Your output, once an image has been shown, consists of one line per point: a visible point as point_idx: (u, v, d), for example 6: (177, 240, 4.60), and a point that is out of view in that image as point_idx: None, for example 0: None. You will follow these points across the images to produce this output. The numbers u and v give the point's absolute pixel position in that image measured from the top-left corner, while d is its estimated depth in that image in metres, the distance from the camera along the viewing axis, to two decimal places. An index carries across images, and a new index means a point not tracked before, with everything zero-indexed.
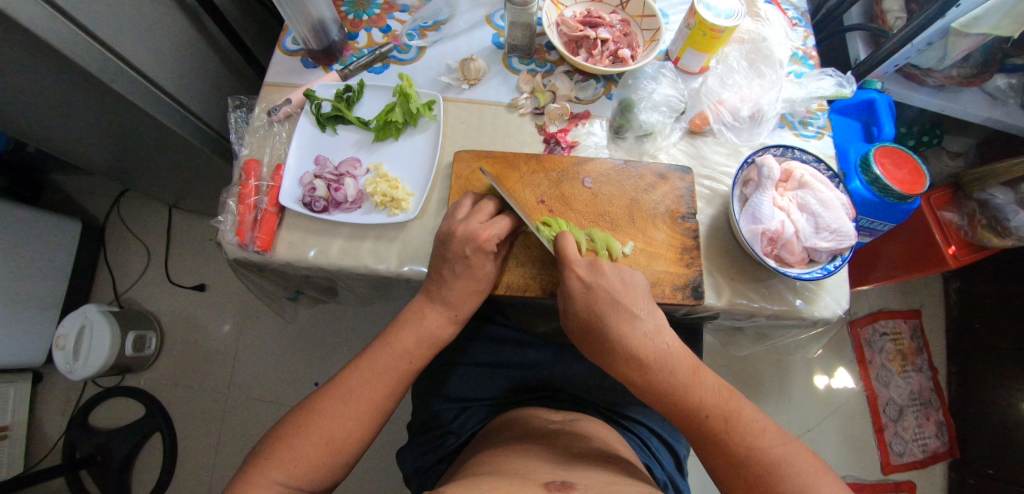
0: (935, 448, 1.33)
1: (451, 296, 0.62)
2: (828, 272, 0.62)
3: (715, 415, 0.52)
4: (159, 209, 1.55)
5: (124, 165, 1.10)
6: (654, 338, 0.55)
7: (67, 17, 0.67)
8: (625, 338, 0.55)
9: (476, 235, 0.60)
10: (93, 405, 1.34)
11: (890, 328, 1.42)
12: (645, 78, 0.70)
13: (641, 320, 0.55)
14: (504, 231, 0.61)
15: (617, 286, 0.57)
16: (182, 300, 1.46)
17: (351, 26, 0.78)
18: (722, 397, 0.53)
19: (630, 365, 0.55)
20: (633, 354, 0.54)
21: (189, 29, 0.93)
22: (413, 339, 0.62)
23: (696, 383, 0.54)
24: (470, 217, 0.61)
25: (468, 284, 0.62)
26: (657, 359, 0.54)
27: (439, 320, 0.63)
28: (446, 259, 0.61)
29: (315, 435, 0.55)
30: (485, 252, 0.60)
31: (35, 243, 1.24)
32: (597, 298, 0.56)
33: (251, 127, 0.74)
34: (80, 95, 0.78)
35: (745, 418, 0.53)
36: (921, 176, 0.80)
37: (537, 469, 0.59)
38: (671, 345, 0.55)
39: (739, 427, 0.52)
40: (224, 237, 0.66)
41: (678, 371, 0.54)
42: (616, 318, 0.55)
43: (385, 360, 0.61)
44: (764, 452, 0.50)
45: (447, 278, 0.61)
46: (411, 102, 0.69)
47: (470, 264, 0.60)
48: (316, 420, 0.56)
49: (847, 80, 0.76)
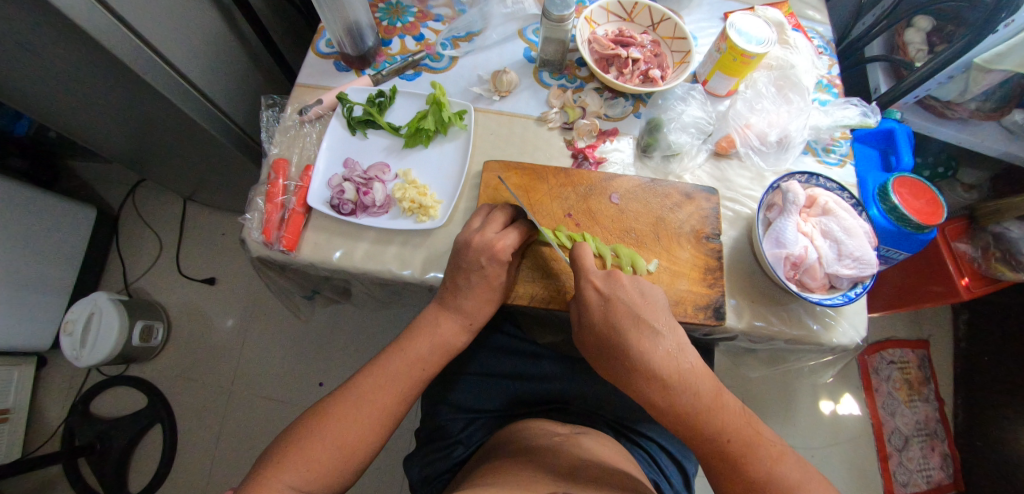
0: (939, 480, 1.32)
1: (465, 304, 0.62)
2: (848, 299, 0.62)
3: (736, 439, 0.53)
4: (174, 201, 1.57)
5: (142, 154, 1.11)
6: (678, 360, 0.55)
7: (103, 5, 0.69)
8: (648, 356, 0.54)
9: (492, 245, 0.60)
10: (96, 394, 1.34)
11: (898, 357, 1.41)
12: (675, 100, 0.72)
13: (662, 338, 0.55)
14: (517, 240, 0.61)
15: (636, 300, 0.57)
16: (191, 293, 1.46)
17: (385, 32, 0.79)
18: (742, 420, 0.54)
19: (652, 384, 0.54)
20: (658, 374, 0.54)
21: (221, 25, 0.95)
22: (426, 346, 0.62)
23: (719, 405, 0.54)
24: (486, 227, 0.61)
25: (484, 293, 0.62)
26: (679, 379, 0.54)
27: (453, 327, 0.63)
28: (461, 268, 0.61)
29: (327, 440, 0.55)
30: (500, 261, 0.61)
31: (47, 227, 1.25)
32: (619, 313, 0.56)
33: (281, 126, 0.75)
34: (111, 82, 0.80)
35: (764, 442, 0.54)
36: (939, 207, 0.82)
37: (539, 480, 0.59)
38: (693, 365, 0.55)
39: (758, 452, 0.53)
40: (249, 234, 0.67)
41: (701, 393, 0.54)
42: (639, 336, 0.55)
43: (398, 366, 0.61)
44: (784, 478, 0.51)
45: (461, 287, 0.62)
46: (443, 111, 0.70)
47: (486, 275, 0.61)
48: (329, 424, 0.56)
49: (872, 110, 0.77)
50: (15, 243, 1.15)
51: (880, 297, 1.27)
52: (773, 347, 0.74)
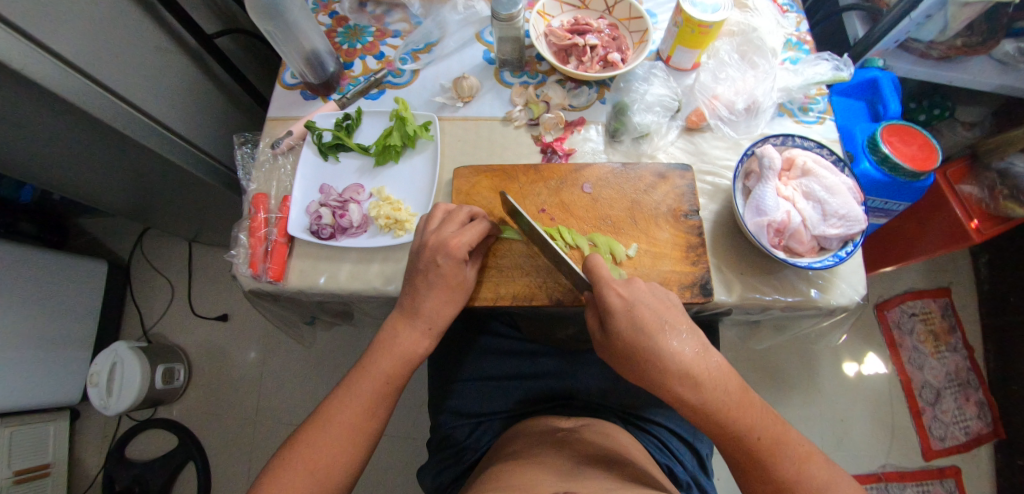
0: (978, 430, 1.27)
1: (424, 306, 0.61)
2: (840, 259, 0.61)
3: (765, 437, 0.53)
4: (180, 244, 1.60)
5: (140, 205, 1.14)
6: (705, 359, 0.53)
7: (78, 71, 0.71)
8: (678, 358, 0.52)
9: (447, 242, 0.60)
10: (129, 439, 1.38)
11: (919, 308, 1.37)
12: (637, 80, 0.71)
13: (687, 337, 0.53)
14: (475, 237, 0.60)
15: (658, 304, 0.55)
16: (206, 332, 1.49)
17: (346, 55, 0.80)
18: (769, 420, 0.54)
19: (685, 384, 0.52)
20: (691, 375, 0.52)
21: (193, 71, 0.96)
22: (390, 361, 0.61)
23: (748, 403, 0.54)
24: (442, 226, 0.61)
25: (444, 294, 0.61)
26: (711, 379, 0.53)
27: (413, 336, 0.61)
28: (418, 269, 0.60)
29: (299, 468, 0.55)
30: (458, 259, 0.60)
31: (63, 287, 1.29)
32: (643, 317, 0.53)
33: (256, 162, 0.76)
34: (97, 143, 0.82)
35: (792, 442, 0.54)
36: (932, 152, 0.80)
37: (540, 481, 0.57)
38: (720, 363, 0.54)
39: (785, 451, 0.53)
40: (238, 270, 0.69)
41: (731, 390, 0.53)
42: (667, 338, 0.53)
43: (365, 385, 0.60)
44: (811, 476, 0.52)
45: (420, 288, 0.60)
46: (408, 125, 0.70)
47: (444, 273, 0.60)
48: (301, 452, 0.56)
49: (845, 63, 0.75)
50: (34, 307, 1.19)
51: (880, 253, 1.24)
52: (773, 316, 0.72)
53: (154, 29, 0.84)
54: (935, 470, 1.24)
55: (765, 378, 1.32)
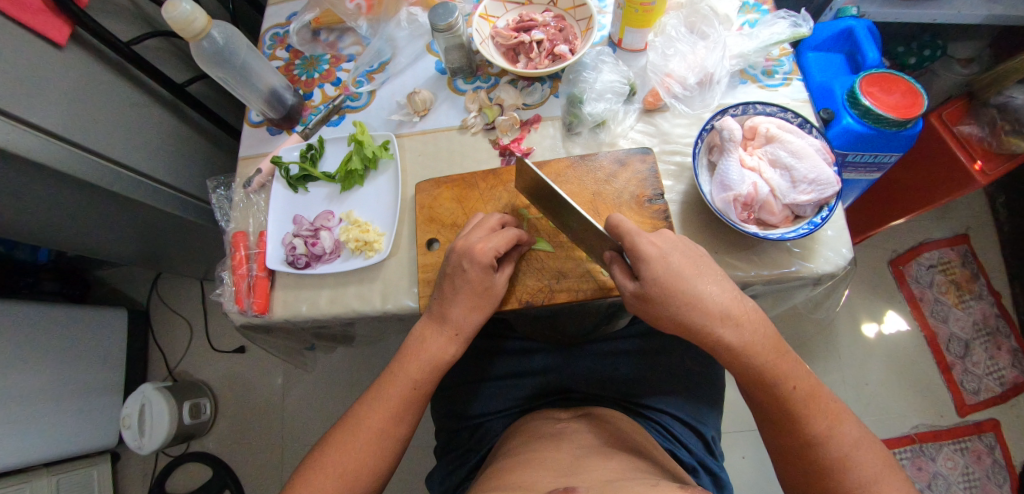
0: (1014, 379, 1.21)
1: (452, 313, 0.60)
2: (815, 226, 0.59)
3: (802, 388, 0.52)
4: (192, 283, 1.64)
5: (146, 253, 1.17)
6: (743, 304, 0.53)
7: (60, 138, 0.73)
8: (717, 302, 0.52)
9: (474, 248, 0.59)
10: (167, 475, 1.43)
11: (936, 259, 1.32)
12: (586, 70, 0.70)
13: (722, 284, 0.54)
14: (503, 243, 0.59)
15: (691, 251, 0.56)
16: (227, 365, 1.53)
17: (305, 86, 0.81)
18: (804, 372, 0.54)
19: (726, 326, 0.52)
20: (732, 316, 0.52)
21: (172, 119, 0.99)
22: (415, 367, 0.61)
23: (783, 355, 0.53)
24: (470, 231, 0.60)
25: (470, 301, 0.60)
26: (749, 322, 0.52)
27: (441, 342, 0.61)
28: (447, 275, 0.60)
29: (329, 470, 0.56)
30: (486, 266, 0.59)
31: (90, 338, 1.33)
32: (680, 263, 0.53)
33: (232, 202, 0.78)
34: (91, 202, 0.85)
35: (825, 396, 0.53)
36: (917, 97, 0.77)
37: (540, 479, 0.54)
38: (757, 310, 0.54)
39: (819, 404, 0.52)
40: (227, 307, 0.70)
41: (770, 338, 0.53)
42: (705, 281, 0.53)
43: (391, 390, 0.60)
44: (843, 433, 0.50)
45: (449, 296, 0.60)
46: (365, 147, 0.70)
47: (473, 281, 0.59)
48: (331, 456, 0.57)
49: (803, 18, 0.73)
50: (64, 363, 1.25)
51: (874, 212, 1.20)
52: (761, 290, 0.70)
53: (128, 86, 0.87)
54: (971, 426, 1.19)
55: None
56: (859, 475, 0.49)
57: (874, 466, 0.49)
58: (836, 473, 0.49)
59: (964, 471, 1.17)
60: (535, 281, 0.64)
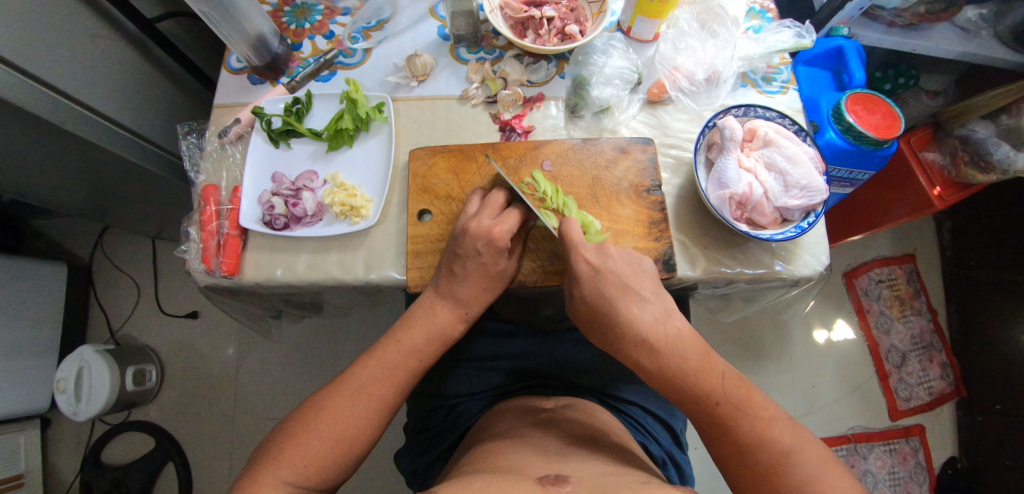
0: (940, 390, 1.32)
1: (460, 291, 0.60)
2: (801, 230, 0.61)
3: (726, 402, 0.52)
4: (142, 241, 1.51)
5: (96, 204, 1.07)
6: (665, 325, 0.54)
7: (4, 62, 0.64)
8: (635, 323, 0.54)
9: (489, 231, 0.58)
10: (105, 443, 1.34)
11: (886, 275, 1.40)
12: (596, 53, 0.69)
13: (649, 304, 0.55)
14: (515, 225, 0.59)
15: (625, 270, 0.56)
16: (177, 330, 1.44)
17: (294, 36, 0.76)
18: (732, 383, 0.53)
19: (640, 349, 0.54)
20: (646, 339, 0.53)
21: (135, 57, 0.89)
22: (423, 334, 0.60)
23: (708, 368, 0.53)
24: (482, 212, 0.59)
25: (479, 281, 0.60)
26: (668, 344, 0.53)
27: (449, 317, 0.60)
28: (457, 255, 0.58)
29: (325, 433, 0.53)
30: (498, 249, 0.58)
31: (24, 294, 1.21)
32: (607, 282, 0.55)
33: (204, 152, 0.72)
34: (36, 140, 0.76)
35: (756, 406, 0.52)
36: (895, 120, 0.79)
37: (532, 465, 0.55)
38: (681, 328, 0.54)
39: (748, 413, 0.52)
40: (192, 266, 0.65)
41: (689, 357, 0.53)
42: (627, 303, 0.54)
43: (390, 352, 0.59)
44: (774, 441, 0.50)
45: (457, 274, 0.59)
46: (359, 107, 0.67)
47: (484, 261, 0.59)
48: (325, 418, 0.54)
49: (806, 30, 0.74)
50: None
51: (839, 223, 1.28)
52: (739, 288, 0.73)
53: (93, 17, 0.78)
54: (901, 430, 1.29)
55: (742, 351, 1.34)
56: (793, 482, 0.48)
57: (810, 469, 0.49)
58: (770, 478, 0.49)
59: (891, 471, 1.26)
60: (530, 262, 0.64)
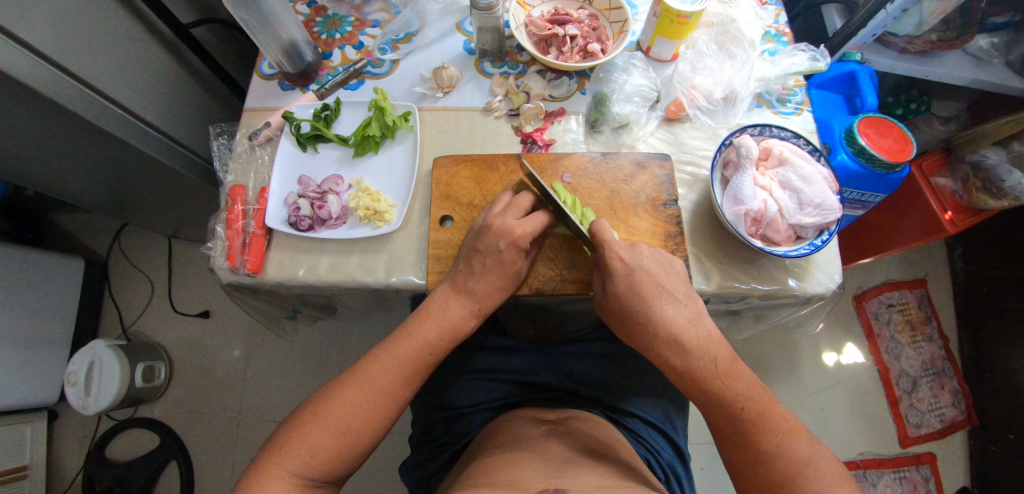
0: (952, 417, 1.30)
1: (479, 288, 0.61)
2: (815, 248, 0.62)
3: (750, 408, 0.53)
4: (157, 239, 1.54)
5: (118, 201, 1.10)
6: (696, 327, 0.55)
7: (45, 59, 0.67)
8: (669, 323, 0.55)
9: (512, 230, 0.60)
10: (109, 440, 1.34)
11: (896, 299, 1.39)
12: (617, 71, 0.72)
13: (682, 305, 0.56)
14: (538, 228, 0.61)
15: (658, 272, 0.58)
16: (187, 329, 1.46)
17: (325, 45, 0.79)
18: (756, 391, 0.54)
19: (671, 348, 0.55)
20: (678, 340, 0.54)
21: (168, 60, 0.93)
22: (436, 328, 0.60)
23: (736, 374, 0.55)
24: (507, 211, 0.61)
25: (497, 279, 0.61)
26: (699, 346, 0.54)
27: (460, 311, 0.61)
28: (478, 250, 0.61)
29: (332, 425, 0.54)
30: (518, 248, 0.60)
31: (40, 286, 1.23)
32: (641, 281, 0.56)
33: (233, 153, 0.74)
34: (70, 136, 0.79)
35: (778, 415, 0.53)
36: (908, 144, 0.79)
37: (532, 478, 0.55)
38: (711, 332, 0.56)
39: (770, 425, 0.52)
40: (215, 263, 0.67)
41: (718, 360, 0.55)
42: (661, 303, 0.56)
43: (404, 347, 0.60)
44: (792, 451, 0.51)
45: (476, 269, 0.61)
46: (386, 115, 0.70)
47: (502, 259, 0.60)
48: (334, 409, 0.55)
49: (821, 54, 0.76)
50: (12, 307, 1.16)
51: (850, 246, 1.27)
52: (751, 305, 0.73)
53: (129, 20, 0.82)
54: (911, 457, 1.27)
55: (750, 370, 1.33)
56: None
57: (827, 483, 0.50)
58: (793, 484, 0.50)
59: None
60: (549, 269, 0.66)
